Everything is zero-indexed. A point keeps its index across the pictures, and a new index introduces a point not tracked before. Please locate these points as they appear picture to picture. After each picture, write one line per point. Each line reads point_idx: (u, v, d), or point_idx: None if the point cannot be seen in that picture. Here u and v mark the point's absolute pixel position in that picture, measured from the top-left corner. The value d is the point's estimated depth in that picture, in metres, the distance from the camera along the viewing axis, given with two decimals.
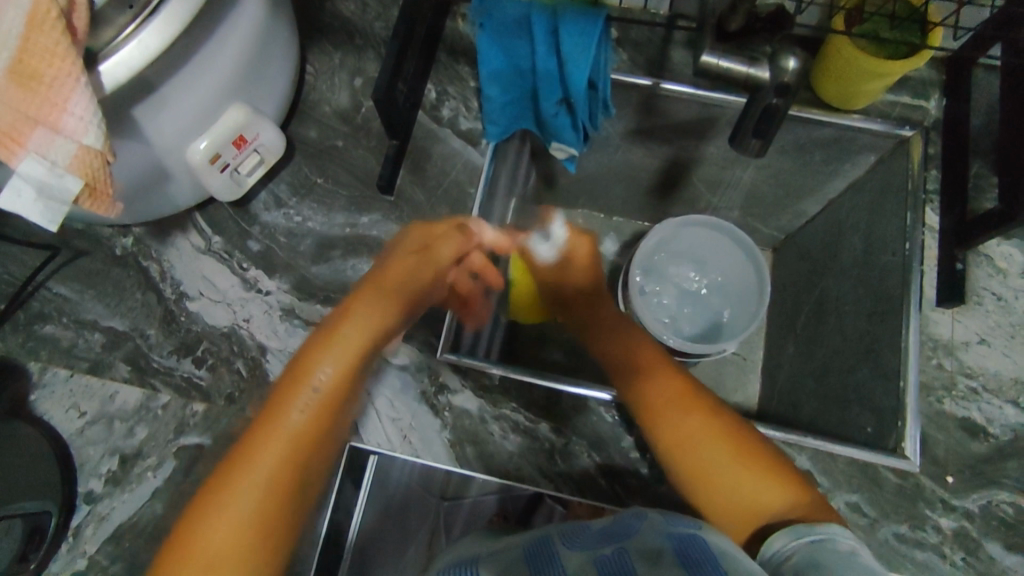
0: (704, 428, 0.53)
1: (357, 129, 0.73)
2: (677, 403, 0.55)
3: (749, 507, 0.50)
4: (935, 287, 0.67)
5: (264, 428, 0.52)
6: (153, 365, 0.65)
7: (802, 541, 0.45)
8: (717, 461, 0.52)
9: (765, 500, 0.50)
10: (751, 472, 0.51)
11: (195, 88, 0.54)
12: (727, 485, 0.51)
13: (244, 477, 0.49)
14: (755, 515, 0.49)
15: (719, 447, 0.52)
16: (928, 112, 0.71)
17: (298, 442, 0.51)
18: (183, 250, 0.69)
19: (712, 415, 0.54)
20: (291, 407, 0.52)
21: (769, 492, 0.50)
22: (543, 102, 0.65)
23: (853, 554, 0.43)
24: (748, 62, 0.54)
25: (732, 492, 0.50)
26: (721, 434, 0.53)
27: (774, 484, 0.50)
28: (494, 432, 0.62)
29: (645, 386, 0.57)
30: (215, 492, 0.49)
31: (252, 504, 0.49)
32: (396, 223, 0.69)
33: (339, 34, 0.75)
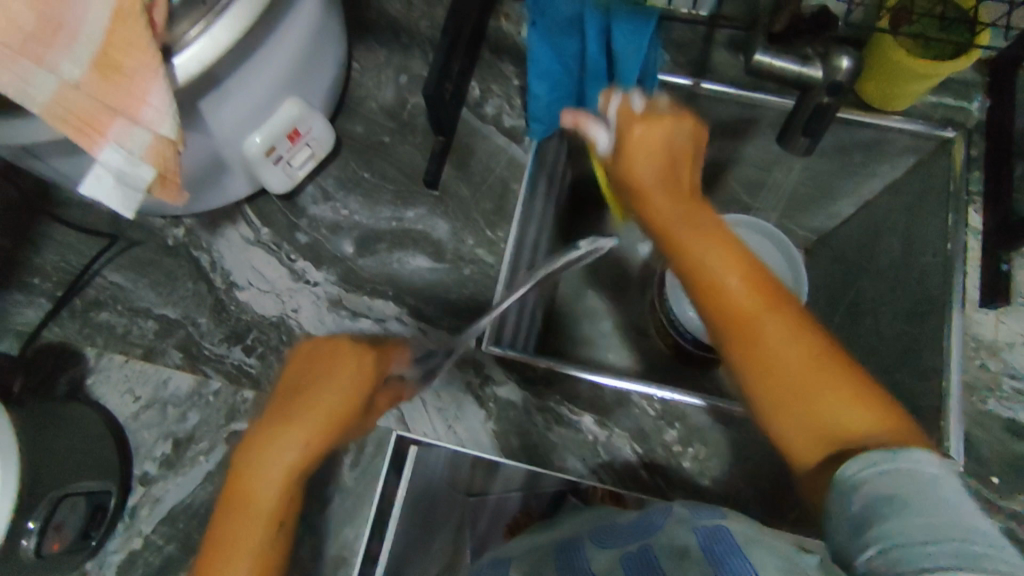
0: (779, 327, 0.41)
1: (403, 125, 0.74)
2: (750, 298, 0.42)
3: (822, 425, 0.39)
4: (979, 288, 0.67)
5: (240, 488, 0.44)
6: (204, 352, 0.67)
7: (872, 472, 0.35)
8: (782, 360, 0.41)
9: (833, 415, 0.39)
10: (824, 381, 0.40)
11: (255, 82, 0.56)
12: (800, 406, 0.40)
13: (221, 558, 0.43)
14: (827, 438, 0.39)
15: (796, 354, 0.41)
16: (971, 113, 0.72)
17: (276, 504, 0.44)
18: (233, 241, 0.71)
19: (786, 310, 0.42)
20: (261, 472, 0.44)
21: (853, 413, 0.39)
22: (590, 100, 0.65)
23: (937, 487, 0.34)
24: (801, 61, 0.52)
25: (795, 409, 0.40)
26: (797, 341, 0.41)
27: (856, 404, 0.39)
28: (539, 424, 0.63)
29: (709, 282, 0.43)
30: (221, 527, 0.43)
31: None
32: (441, 218, 0.70)
33: (385, 32, 0.76)
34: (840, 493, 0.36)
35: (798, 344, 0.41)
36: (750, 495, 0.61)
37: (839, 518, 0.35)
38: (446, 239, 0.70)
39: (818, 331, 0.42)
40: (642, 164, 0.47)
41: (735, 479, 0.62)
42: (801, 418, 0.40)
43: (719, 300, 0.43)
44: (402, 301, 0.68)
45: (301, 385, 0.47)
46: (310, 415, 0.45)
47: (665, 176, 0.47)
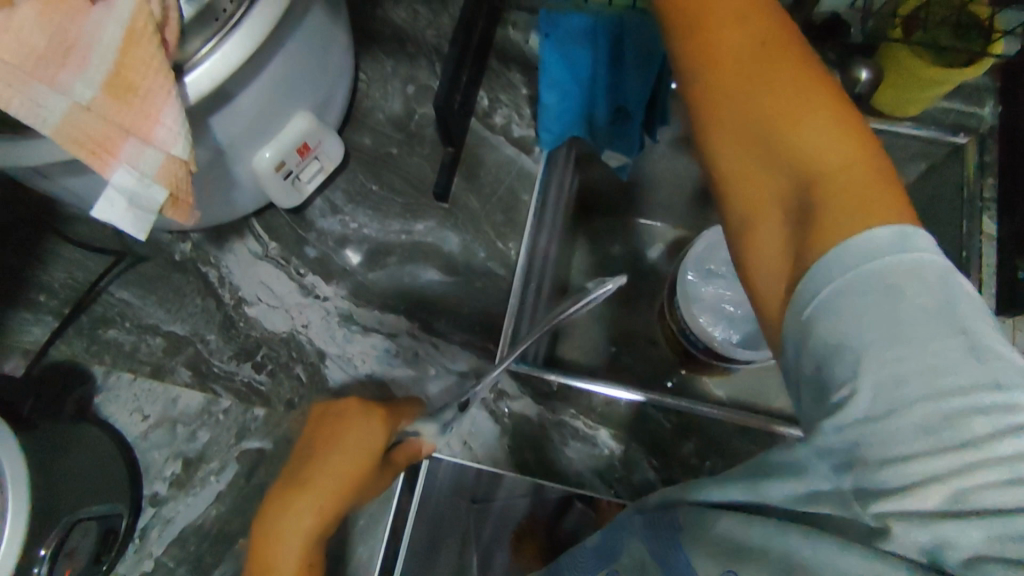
0: (778, 94, 0.35)
1: (411, 136, 0.73)
2: (750, 22, 0.36)
3: (805, 182, 0.33)
4: (995, 296, 0.67)
5: (261, 559, 0.44)
6: (213, 370, 0.66)
7: (845, 277, 0.30)
8: (781, 115, 0.35)
9: (815, 157, 0.33)
10: (814, 132, 0.34)
11: (266, 97, 0.55)
12: (782, 155, 0.34)
13: None
14: (810, 208, 0.33)
15: (785, 105, 0.34)
16: (984, 119, 0.71)
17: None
18: (241, 256, 0.70)
19: (795, 58, 0.35)
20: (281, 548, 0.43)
21: (844, 170, 0.32)
22: (598, 116, 0.66)
23: (919, 288, 0.28)
24: None
25: (776, 192, 0.34)
26: (794, 99, 0.34)
27: (852, 170, 0.32)
28: (555, 437, 0.63)
29: (701, 23, 0.36)
30: None
31: None
32: (451, 230, 0.69)
33: (391, 42, 0.76)
34: (813, 312, 0.30)
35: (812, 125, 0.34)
36: None
37: (804, 349, 0.31)
38: (457, 251, 0.69)
39: (828, 94, 0.34)
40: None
41: None
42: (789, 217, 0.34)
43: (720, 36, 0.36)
44: (413, 315, 0.67)
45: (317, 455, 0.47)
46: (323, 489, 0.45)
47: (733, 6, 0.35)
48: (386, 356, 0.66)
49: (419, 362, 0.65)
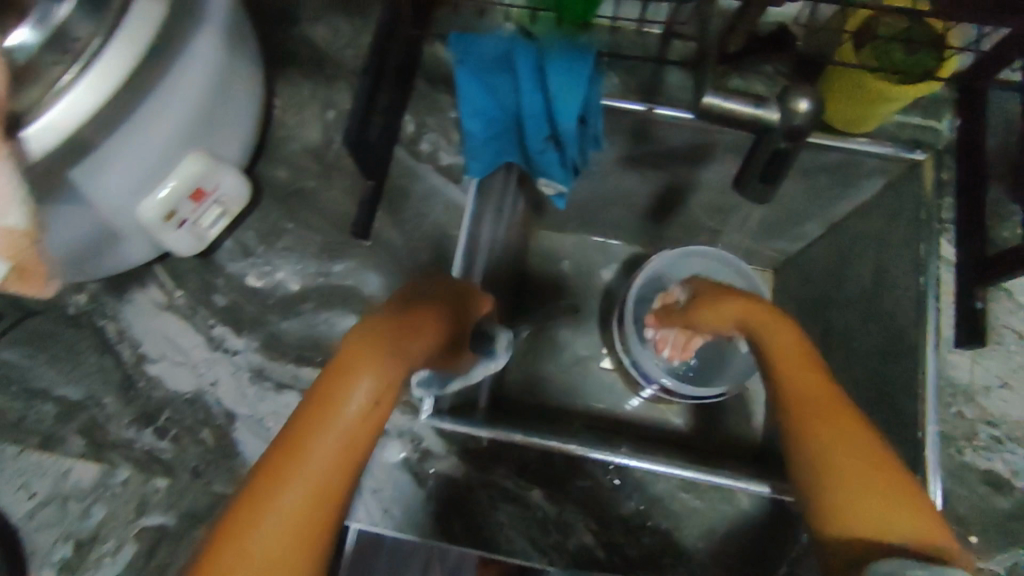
0: (846, 446, 0.42)
1: (328, 168, 0.67)
2: (815, 405, 0.45)
3: (873, 523, 0.40)
4: (954, 326, 0.61)
5: (328, 386, 0.35)
6: (110, 437, 0.60)
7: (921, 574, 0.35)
8: (803, 388, 0.46)
9: (888, 527, 0.39)
10: (856, 453, 0.42)
11: (140, 143, 0.49)
12: (843, 484, 0.41)
13: (298, 463, 0.34)
14: (870, 530, 0.39)
15: (856, 459, 0.41)
16: (941, 133, 0.66)
17: (316, 503, 0.34)
18: (142, 307, 0.63)
19: (861, 428, 0.43)
20: (305, 455, 0.34)
21: (908, 518, 0.39)
22: (528, 138, 0.59)
23: None
24: (756, 102, 0.46)
25: (848, 484, 0.41)
26: (851, 446, 0.42)
27: (908, 519, 0.39)
28: (482, 502, 0.57)
29: (788, 367, 0.48)
30: (306, 413, 0.35)
31: (301, 492, 0.34)
32: (372, 272, 0.64)
33: (308, 63, 0.69)
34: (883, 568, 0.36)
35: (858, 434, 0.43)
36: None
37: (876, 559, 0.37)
38: (379, 295, 0.63)
39: (895, 463, 0.42)
40: (727, 302, 0.55)
41: (696, 552, 0.57)
42: (821, 438, 0.43)
43: (781, 341, 0.50)
44: None
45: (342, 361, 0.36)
46: (354, 378, 0.35)
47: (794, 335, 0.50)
48: None
49: None
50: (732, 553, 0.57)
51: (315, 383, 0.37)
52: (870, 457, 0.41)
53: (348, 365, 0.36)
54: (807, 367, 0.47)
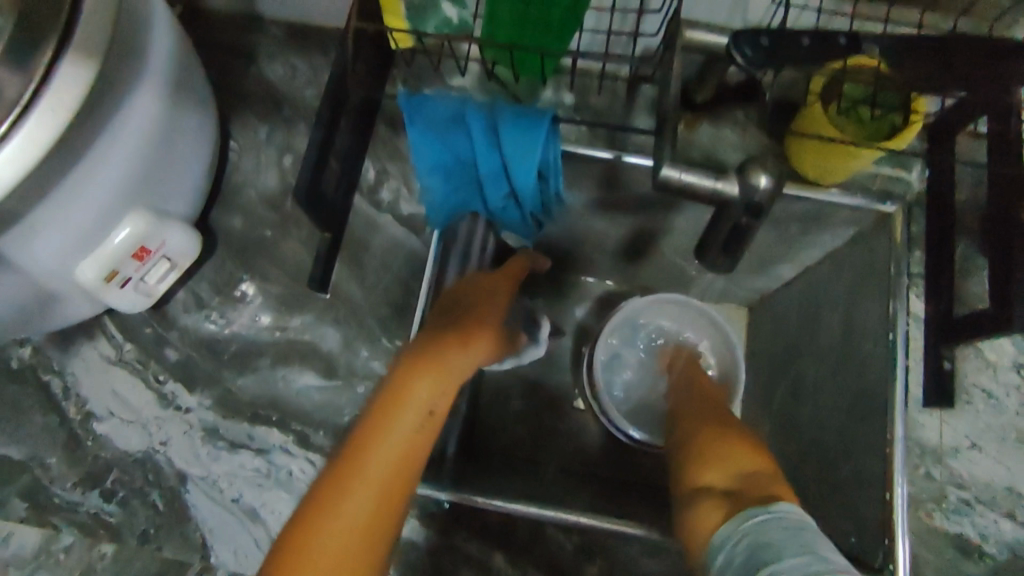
0: (706, 435, 0.49)
1: (287, 216, 0.65)
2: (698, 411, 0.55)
3: (727, 473, 0.44)
4: (923, 386, 0.61)
5: (395, 396, 0.39)
6: (53, 500, 0.58)
7: (753, 520, 0.37)
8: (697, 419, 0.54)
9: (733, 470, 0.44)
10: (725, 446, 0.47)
11: (72, 209, 0.48)
12: (696, 457, 0.46)
13: (380, 450, 0.37)
14: (725, 481, 0.43)
15: (723, 444, 0.47)
16: (910, 185, 0.66)
17: (400, 477, 0.37)
18: (90, 361, 0.61)
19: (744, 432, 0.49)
20: (410, 423, 0.39)
21: (745, 461, 0.44)
22: (489, 196, 0.58)
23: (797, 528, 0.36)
24: (714, 175, 0.45)
25: (699, 462, 0.46)
26: (716, 434, 0.48)
27: (747, 458, 0.44)
28: (443, 567, 0.56)
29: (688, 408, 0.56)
30: (382, 414, 0.39)
31: (380, 484, 0.37)
32: (331, 326, 0.62)
33: (266, 106, 0.67)
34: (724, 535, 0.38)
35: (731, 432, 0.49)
36: None
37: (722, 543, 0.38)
38: (337, 350, 0.61)
39: (747, 433, 0.49)
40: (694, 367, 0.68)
41: None
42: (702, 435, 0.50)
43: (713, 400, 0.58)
44: (287, 427, 0.59)
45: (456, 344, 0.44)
46: (457, 359, 0.43)
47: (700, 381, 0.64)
48: (256, 477, 0.58)
49: (293, 483, 0.58)
50: None
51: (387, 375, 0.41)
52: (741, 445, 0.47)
53: (420, 370, 0.41)
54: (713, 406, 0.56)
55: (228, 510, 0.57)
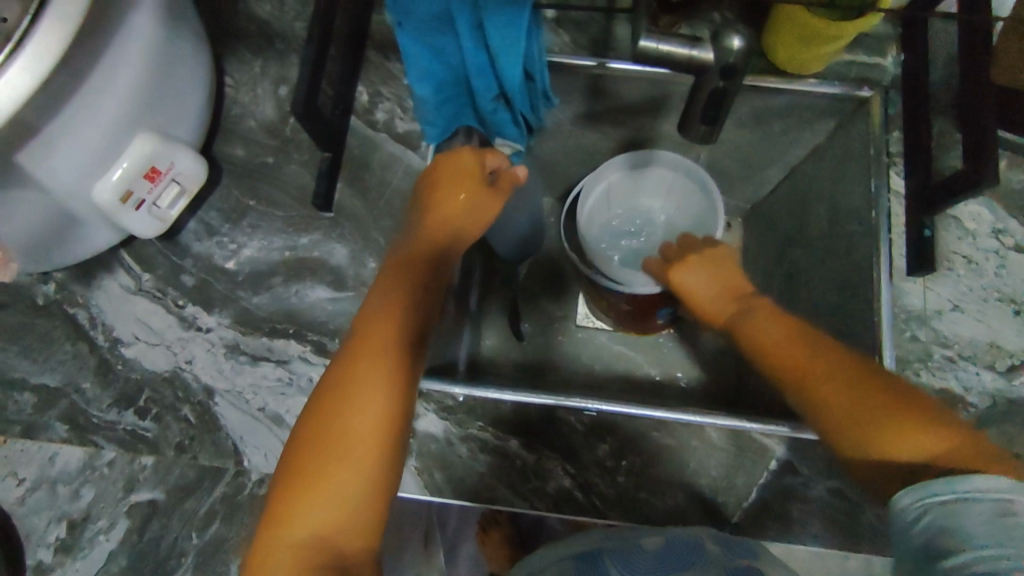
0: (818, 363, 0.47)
1: (287, 142, 0.67)
2: (778, 335, 0.49)
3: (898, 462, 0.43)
4: (905, 255, 0.64)
5: (372, 329, 0.45)
6: (92, 421, 0.61)
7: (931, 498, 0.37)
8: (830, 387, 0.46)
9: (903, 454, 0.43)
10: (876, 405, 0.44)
11: (84, 125, 0.50)
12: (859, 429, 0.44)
13: (358, 379, 0.43)
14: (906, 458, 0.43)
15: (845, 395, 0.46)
16: (886, 70, 0.68)
17: (382, 385, 0.43)
18: (112, 292, 0.64)
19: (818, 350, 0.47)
20: (387, 331, 0.45)
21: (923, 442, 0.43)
22: (480, 99, 0.61)
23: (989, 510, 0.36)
24: (690, 44, 0.48)
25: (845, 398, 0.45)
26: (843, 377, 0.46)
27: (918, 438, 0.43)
28: (462, 454, 0.59)
29: (751, 326, 0.50)
30: (366, 334, 0.45)
31: (371, 408, 0.43)
32: (338, 242, 0.65)
33: (256, 39, 0.69)
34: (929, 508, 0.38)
35: (833, 368, 0.47)
36: (694, 509, 0.57)
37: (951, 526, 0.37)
38: (346, 265, 0.64)
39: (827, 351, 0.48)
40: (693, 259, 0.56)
41: (674, 489, 0.58)
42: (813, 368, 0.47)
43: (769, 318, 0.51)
44: (304, 338, 0.62)
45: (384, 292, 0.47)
46: (411, 262, 0.49)
47: (710, 291, 0.54)
48: (280, 386, 0.61)
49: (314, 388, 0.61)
50: (705, 482, 0.58)
51: (384, 272, 0.49)
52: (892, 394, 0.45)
53: (383, 299, 0.47)
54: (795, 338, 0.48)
55: (255, 418, 0.61)
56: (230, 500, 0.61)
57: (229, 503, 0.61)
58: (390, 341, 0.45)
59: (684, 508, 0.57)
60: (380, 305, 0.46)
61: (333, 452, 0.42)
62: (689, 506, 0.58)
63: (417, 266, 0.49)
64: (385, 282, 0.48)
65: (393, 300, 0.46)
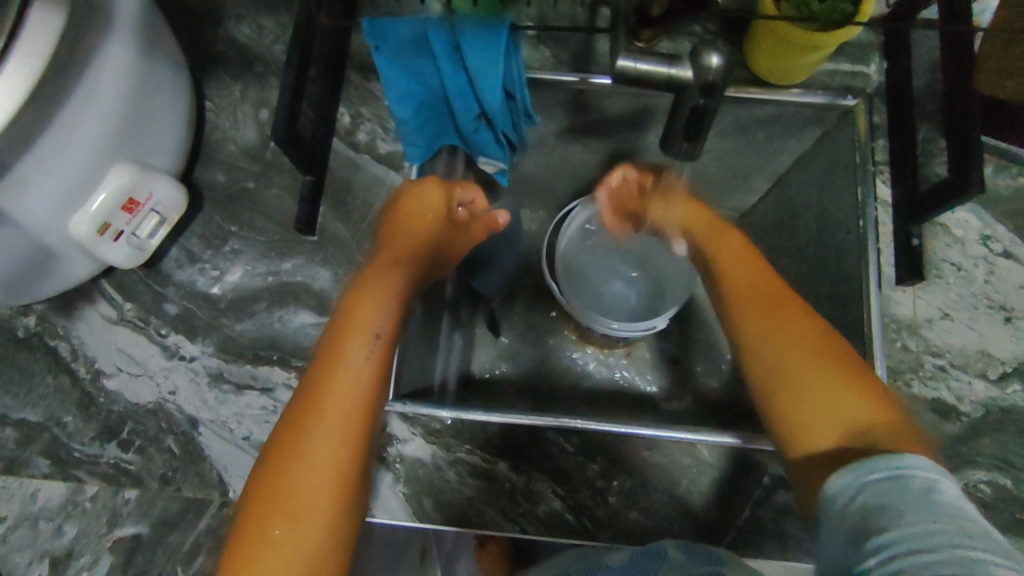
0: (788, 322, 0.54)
1: (268, 166, 0.67)
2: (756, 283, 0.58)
3: (837, 420, 0.48)
4: (894, 264, 0.63)
5: (329, 370, 0.50)
6: (74, 455, 0.60)
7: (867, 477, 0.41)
8: (793, 363, 0.52)
9: (848, 414, 0.48)
10: (821, 379, 0.50)
11: (56, 160, 0.49)
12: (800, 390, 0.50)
13: (319, 417, 0.48)
14: (836, 433, 0.48)
15: (801, 346, 0.52)
16: (870, 78, 0.67)
17: (342, 424, 0.48)
18: (94, 323, 0.63)
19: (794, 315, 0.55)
20: (345, 371, 0.50)
21: (859, 408, 0.48)
22: (459, 119, 0.60)
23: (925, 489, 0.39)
24: (668, 62, 0.49)
25: (804, 353, 0.52)
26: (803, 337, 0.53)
27: (857, 405, 0.48)
28: (451, 479, 0.58)
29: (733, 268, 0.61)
30: (327, 373, 0.50)
31: (329, 444, 0.47)
32: (322, 265, 0.64)
33: (235, 64, 0.68)
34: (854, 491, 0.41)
35: (803, 320, 0.54)
36: (687, 528, 0.57)
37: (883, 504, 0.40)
38: (330, 289, 0.64)
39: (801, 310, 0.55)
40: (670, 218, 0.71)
41: (667, 509, 0.57)
42: (787, 319, 0.55)
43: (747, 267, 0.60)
44: (288, 364, 0.61)
45: (348, 323, 0.53)
46: (370, 305, 0.54)
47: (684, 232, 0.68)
48: (265, 414, 0.60)
49: None
50: (698, 501, 0.57)
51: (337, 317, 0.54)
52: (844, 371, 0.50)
53: (344, 343, 0.52)
54: (761, 308, 0.56)
55: (239, 448, 0.60)
56: (214, 533, 0.60)
57: (213, 535, 0.60)
58: (345, 383, 0.50)
59: (677, 528, 0.56)
60: (338, 348, 0.52)
61: (294, 486, 0.46)
62: (682, 526, 0.57)
63: (375, 307, 0.54)
64: (343, 325, 0.53)
65: (352, 343, 0.52)
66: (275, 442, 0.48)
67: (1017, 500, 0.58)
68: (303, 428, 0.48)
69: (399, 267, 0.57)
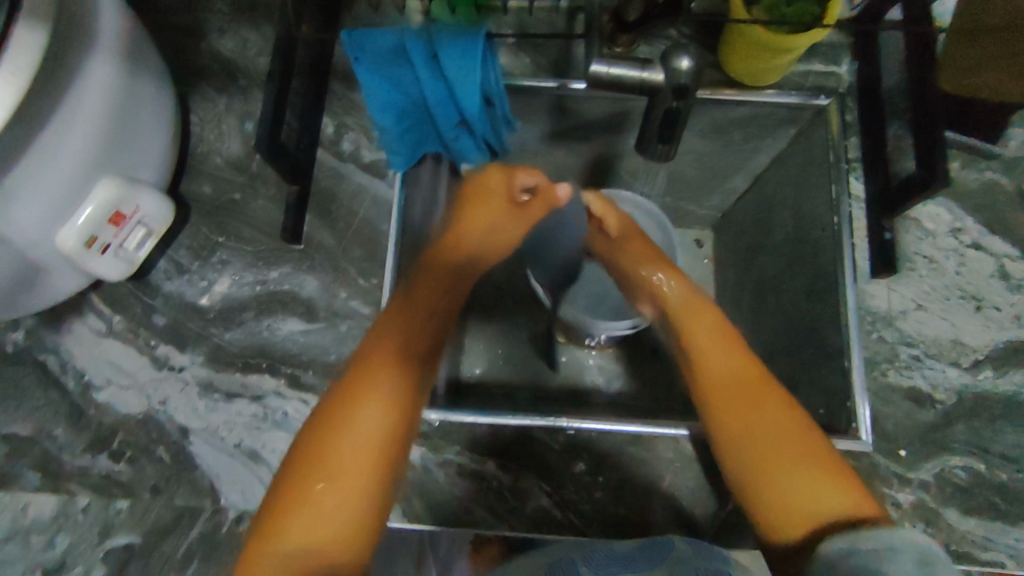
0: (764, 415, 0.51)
1: (253, 177, 0.68)
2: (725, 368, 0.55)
3: (805, 509, 0.47)
4: (869, 259, 0.65)
5: (385, 338, 0.51)
6: (66, 467, 0.61)
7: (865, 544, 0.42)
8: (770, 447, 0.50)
9: (816, 501, 0.47)
10: (797, 453, 0.49)
11: (42, 173, 0.50)
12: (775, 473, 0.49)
13: (371, 389, 0.48)
14: (805, 515, 0.47)
15: (779, 433, 0.50)
16: (841, 78, 0.69)
17: (396, 400, 0.49)
18: (83, 336, 0.64)
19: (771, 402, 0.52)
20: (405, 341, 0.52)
21: (829, 492, 0.47)
22: (441, 126, 0.62)
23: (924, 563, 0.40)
24: (641, 66, 0.50)
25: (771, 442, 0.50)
26: (781, 424, 0.51)
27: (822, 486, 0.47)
28: (440, 480, 0.59)
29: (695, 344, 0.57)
30: (381, 342, 0.51)
31: (379, 412, 0.48)
32: (308, 273, 0.65)
33: (219, 77, 0.69)
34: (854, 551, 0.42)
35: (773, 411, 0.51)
36: (673, 522, 0.58)
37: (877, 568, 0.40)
38: (317, 296, 0.65)
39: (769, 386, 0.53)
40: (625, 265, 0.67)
41: (653, 502, 0.58)
42: (755, 417, 0.51)
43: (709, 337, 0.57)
44: (277, 371, 0.62)
45: (412, 295, 0.54)
46: (436, 280, 0.55)
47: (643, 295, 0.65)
48: (255, 421, 0.61)
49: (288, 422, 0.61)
50: (682, 494, 0.58)
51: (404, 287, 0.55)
52: (820, 450, 0.49)
53: (405, 311, 0.53)
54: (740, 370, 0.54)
55: (230, 455, 0.60)
56: (209, 539, 0.60)
57: (208, 542, 0.60)
58: (394, 355, 0.51)
59: (662, 521, 0.58)
60: (399, 314, 0.53)
61: (348, 451, 0.46)
62: (667, 519, 0.58)
63: (438, 283, 0.55)
64: (408, 296, 0.54)
65: (411, 315, 0.53)
66: (325, 406, 0.48)
67: (993, 484, 0.59)
68: (361, 385, 0.48)
69: (453, 257, 0.57)
